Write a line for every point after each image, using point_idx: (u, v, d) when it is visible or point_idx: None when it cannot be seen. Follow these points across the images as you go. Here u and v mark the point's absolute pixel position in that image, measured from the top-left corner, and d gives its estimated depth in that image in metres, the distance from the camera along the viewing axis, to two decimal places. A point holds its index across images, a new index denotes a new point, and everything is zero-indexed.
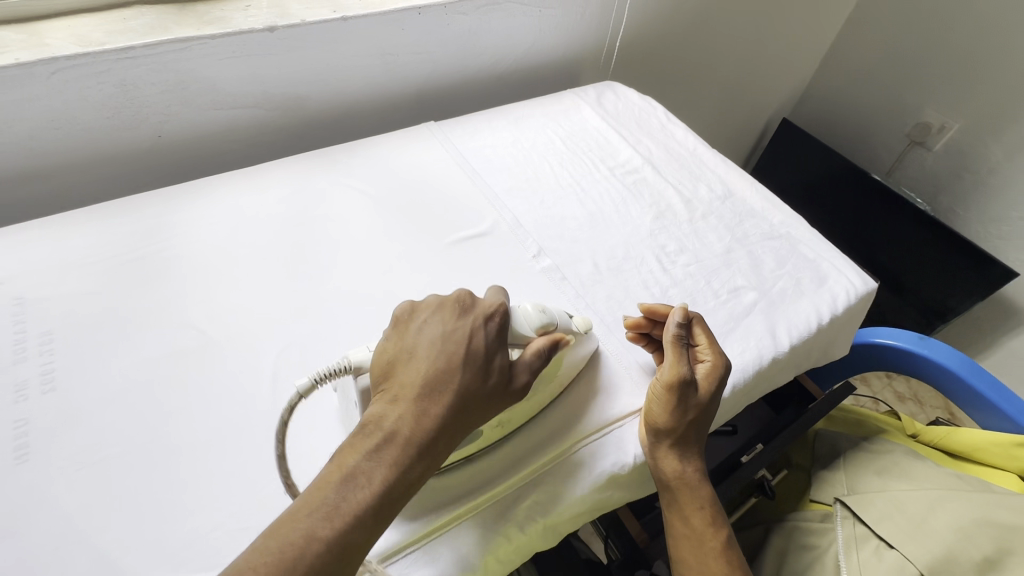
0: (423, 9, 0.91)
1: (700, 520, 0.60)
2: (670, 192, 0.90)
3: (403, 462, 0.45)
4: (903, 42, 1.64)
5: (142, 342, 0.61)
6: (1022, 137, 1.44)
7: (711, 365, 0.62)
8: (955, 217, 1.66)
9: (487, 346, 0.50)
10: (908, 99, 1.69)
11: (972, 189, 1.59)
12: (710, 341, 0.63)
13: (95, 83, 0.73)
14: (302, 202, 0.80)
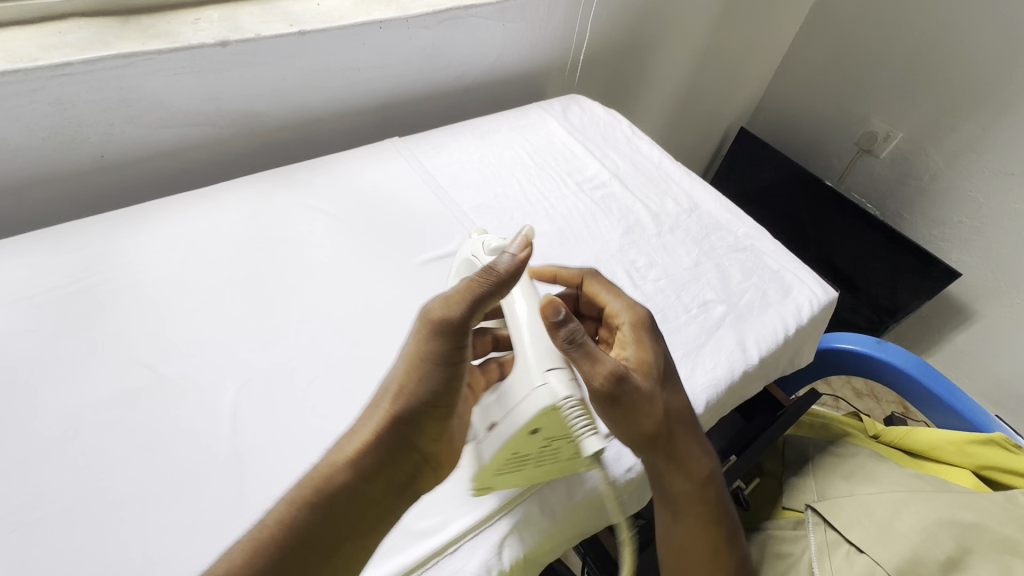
0: (385, 23, 0.89)
1: (698, 526, 0.60)
2: (637, 207, 0.91)
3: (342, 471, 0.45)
4: (850, 55, 1.72)
5: (86, 383, 0.57)
6: (961, 144, 1.53)
7: (630, 323, 0.62)
8: (901, 221, 1.74)
9: (428, 341, 0.48)
10: (855, 109, 1.77)
11: (917, 193, 1.67)
12: (613, 297, 0.64)
13: (27, 102, 0.67)
14: (261, 225, 0.76)
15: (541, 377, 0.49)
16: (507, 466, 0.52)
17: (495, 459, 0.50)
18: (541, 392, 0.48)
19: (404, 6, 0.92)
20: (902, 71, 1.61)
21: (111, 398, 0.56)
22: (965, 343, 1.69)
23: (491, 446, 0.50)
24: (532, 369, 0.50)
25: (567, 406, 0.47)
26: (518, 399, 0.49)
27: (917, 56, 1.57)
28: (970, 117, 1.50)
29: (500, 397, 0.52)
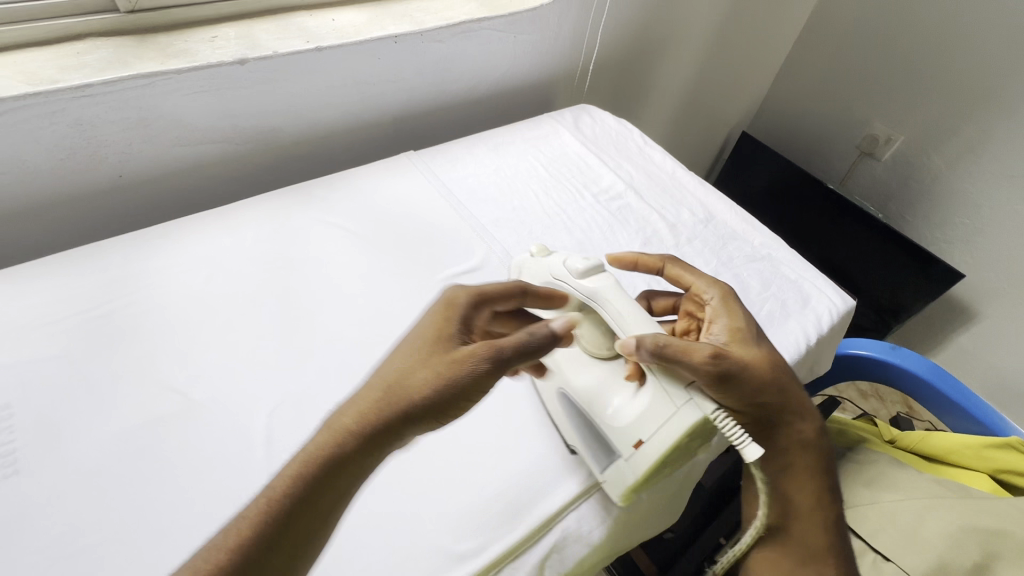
0: (400, 38, 0.89)
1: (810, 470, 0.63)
2: (654, 217, 0.91)
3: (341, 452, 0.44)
4: (851, 59, 1.74)
5: (117, 410, 0.56)
6: (962, 147, 1.55)
7: (718, 295, 0.65)
8: (903, 223, 1.76)
9: (453, 343, 0.50)
10: (856, 112, 1.79)
11: (919, 196, 1.69)
12: (693, 276, 0.69)
13: (46, 124, 0.67)
14: (282, 243, 0.76)
15: (683, 397, 0.51)
16: (654, 477, 0.54)
17: (646, 475, 0.53)
18: (690, 410, 0.50)
19: (418, 20, 0.92)
20: (903, 77, 1.63)
21: (144, 425, 0.55)
22: (968, 343, 1.70)
23: (644, 465, 0.52)
24: (671, 391, 0.52)
25: (720, 419, 0.49)
26: (665, 421, 0.51)
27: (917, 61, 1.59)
28: (971, 120, 1.52)
29: (641, 417, 0.53)
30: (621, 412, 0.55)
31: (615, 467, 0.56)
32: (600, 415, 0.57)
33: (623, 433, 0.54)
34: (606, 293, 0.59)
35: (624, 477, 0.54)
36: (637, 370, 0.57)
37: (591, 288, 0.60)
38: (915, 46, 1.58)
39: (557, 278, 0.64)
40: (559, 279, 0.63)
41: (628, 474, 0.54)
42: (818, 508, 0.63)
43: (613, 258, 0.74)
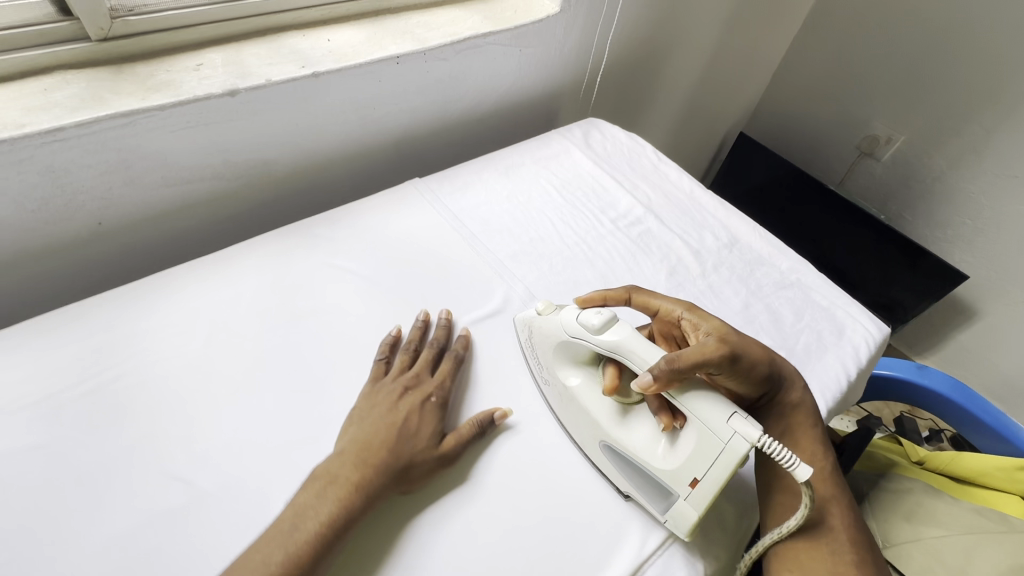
0: (402, 58, 0.82)
1: (809, 447, 0.63)
2: (677, 244, 0.87)
3: (350, 499, 0.50)
4: (851, 58, 1.71)
5: (113, 507, 0.50)
6: (964, 147, 1.53)
7: (686, 309, 0.67)
8: (903, 223, 1.74)
9: (418, 427, 0.57)
10: (855, 113, 1.77)
11: (919, 198, 1.67)
12: (656, 298, 0.69)
13: (13, 174, 0.59)
14: (286, 294, 0.69)
15: (727, 427, 0.51)
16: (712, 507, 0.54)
17: (707, 509, 0.52)
18: (738, 441, 0.50)
19: (421, 38, 0.86)
20: (902, 77, 1.61)
21: (146, 524, 0.49)
22: (969, 342, 1.69)
23: (704, 501, 0.52)
24: (714, 425, 0.51)
25: (768, 445, 0.48)
26: (717, 456, 0.51)
27: (918, 61, 1.56)
28: (971, 122, 1.50)
29: (691, 456, 0.53)
30: (670, 455, 0.55)
31: (673, 510, 0.54)
32: (649, 463, 0.55)
33: (676, 475, 0.53)
34: (628, 343, 0.56)
35: (685, 518, 0.53)
36: (668, 422, 0.57)
37: (613, 342, 0.57)
38: (915, 44, 1.55)
39: (575, 336, 0.61)
40: (576, 337, 0.61)
41: (690, 514, 0.53)
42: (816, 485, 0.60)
43: (578, 300, 0.69)
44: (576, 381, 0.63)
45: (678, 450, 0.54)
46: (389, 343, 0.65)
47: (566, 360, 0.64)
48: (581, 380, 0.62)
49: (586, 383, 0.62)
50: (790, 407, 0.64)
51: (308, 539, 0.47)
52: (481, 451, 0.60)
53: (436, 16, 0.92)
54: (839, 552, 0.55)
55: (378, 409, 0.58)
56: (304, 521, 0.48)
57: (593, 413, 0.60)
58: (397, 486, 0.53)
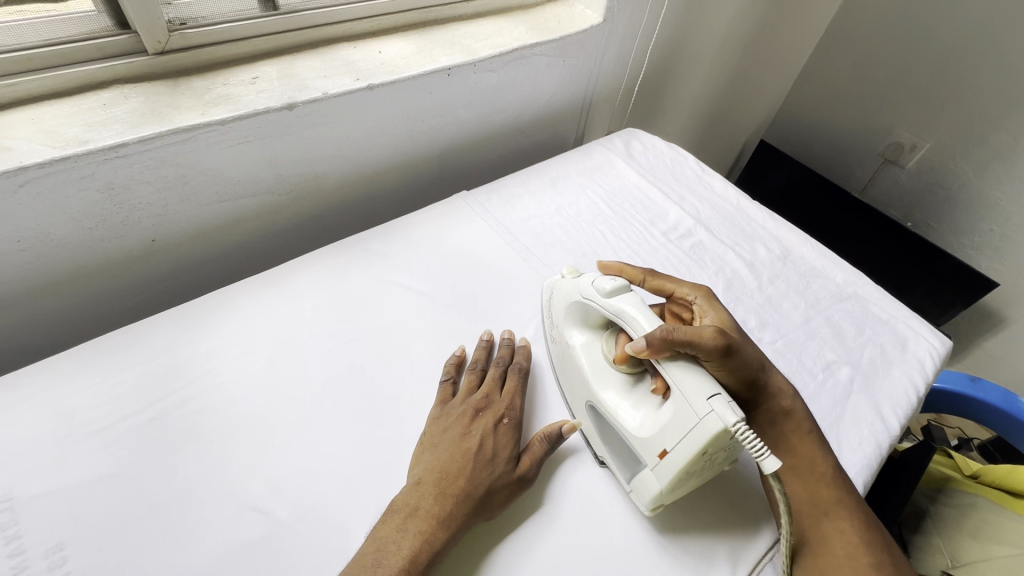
0: (453, 70, 0.81)
1: (806, 453, 0.58)
2: (731, 256, 0.86)
3: (437, 534, 0.47)
4: (873, 55, 1.51)
5: (188, 539, 0.48)
6: (994, 152, 1.33)
7: (702, 296, 0.66)
8: (928, 231, 1.54)
9: (495, 447, 0.54)
10: (877, 114, 1.56)
11: (945, 205, 1.47)
12: (677, 283, 0.68)
13: (74, 191, 0.57)
14: (347, 311, 0.68)
15: (706, 404, 0.47)
16: (680, 485, 0.50)
17: (671, 484, 0.49)
18: (711, 419, 0.46)
19: (469, 49, 0.85)
20: (929, 73, 1.41)
21: (227, 558, 0.47)
22: (998, 350, 1.46)
23: (668, 474, 0.49)
24: (693, 398, 0.48)
25: (742, 431, 0.44)
26: (688, 430, 0.47)
27: (940, 60, 1.37)
28: (1002, 125, 1.30)
29: (665, 426, 0.50)
30: (647, 422, 0.52)
31: (640, 477, 0.52)
32: (625, 426, 0.54)
33: (647, 444, 0.51)
34: (633, 310, 0.56)
35: (647, 488, 0.51)
36: (661, 385, 0.54)
37: (618, 306, 0.57)
38: (932, 39, 1.37)
39: (587, 298, 0.61)
40: (587, 299, 0.61)
41: (652, 484, 0.50)
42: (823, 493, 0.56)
43: (601, 266, 0.72)
44: (580, 339, 0.62)
45: (655, 420, 0.51)
46: (454, 362, 0.63)
47: (576, 320, 0.64)
48: (584, 340, 0.62)
49: (589, 343, 0.62)
50: (782, 415, 0.60)
51: (400, 571, 0.44)
52: (558, 472, 0.57)
53: (482, 26, 0.91)
54: (855, 556, 0.53)
55: (449, 434, 0.55)
56: (386, 557, 0.45)
57: (587, 369, 0.59)
58: (486, 510, 0.50)
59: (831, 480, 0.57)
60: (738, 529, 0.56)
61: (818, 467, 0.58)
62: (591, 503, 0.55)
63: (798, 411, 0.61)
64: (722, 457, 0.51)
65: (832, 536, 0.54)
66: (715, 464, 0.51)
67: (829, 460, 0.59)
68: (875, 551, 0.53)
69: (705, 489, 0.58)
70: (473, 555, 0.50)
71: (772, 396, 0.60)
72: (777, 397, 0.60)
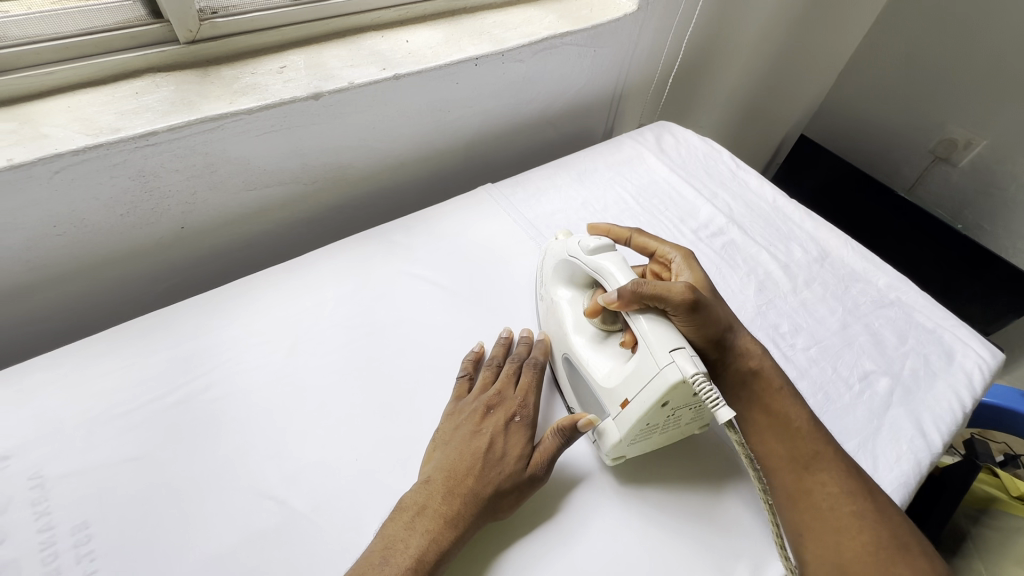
0: (481, 59, 0.79)
1: (781, 412, 0.57)
2: (764, 256, 0.82)
3: (446, 534, 0.47)
4: (926, 46, 1.42)
5: (206, 524, 0.48)
6: None
7: (680, 255, 0.65)
8: (981, 234, 1.45)
9: (506, 450, 0.52)
10: (930, 108, 1.47)
11: (1002, 207, 1.38)
12: (660, 242, 0.67)
13: (107, 178, 0.59)
14: (367, 303, 0.67)
15: (667, 355, 0.47)
16: (641, 437, 0.51)
17: (629, 433, 0.50)
18: (670, 370, 0.47)
19: (497, 38, 0.83)
20: (987, 65, 1.31)
21: (243, 544, 0.47)
22: None
23: (627, 422, 0.50)
24: (656, 349, 0.48)
25: (698, 382, 0.45)
26: (648, 381, 0.48)
27: (1001, 52, 1.28)
28: None
29: (628, 375, 0.51)
30: (612, 373, 0.53)
31: (602, 426, 0.53)
32: (591, 376, 0.55)
33: (610, 392, 0.52)
34: (612, 267, 0.56)
35: (608, 437, 0.52)
36: (630, 338, 0.55)
37: (598, 262, 0.58)
38: (993, 28, 1.28)
39: (572, 257, 0.61)
40: (573, 257, 0.61)
41: (611, 434, 0.52)
42: (801, 442, 0.55)
43: (588, 226, 0.71)
44: (565, 296, 0.63)
45: (620, 371, 0.52)
46: (472, 359, 0.61)
47: (563, 279, 0.64)
48: (569, 296, 0.63)
49: (574, 300, 0.62)
50: (750, 376, 0.58)
51: (407, 570, 0.44)
52: (574, 473, 0.56)
53: (512, 15, 0.89)
54: (838, 505, 0.52)
55: (460, 432, 0.54)
56: (394, 555, 0.45)
57: (568, 321, 0.60)
58: (495, 512, 0.50)
59: (809, 436, 0.55)
60: (762, 544, 0.53)
61: (793, 423, 0.56)
62: (606, 506, 0.54)
63: (767, 370, 0.59)
64: (687, 415, 0.52)
65: (814, 489, 0.53)
66: (681, 421, 0.52)
67: (804, 414, 0.57)
68: (858, 498, 0.52)
69: (727, 501, 0.56)
70: (485, 554, 0.50)
71: (740, 355, 0.58)
72: (744, 357, 0.58)
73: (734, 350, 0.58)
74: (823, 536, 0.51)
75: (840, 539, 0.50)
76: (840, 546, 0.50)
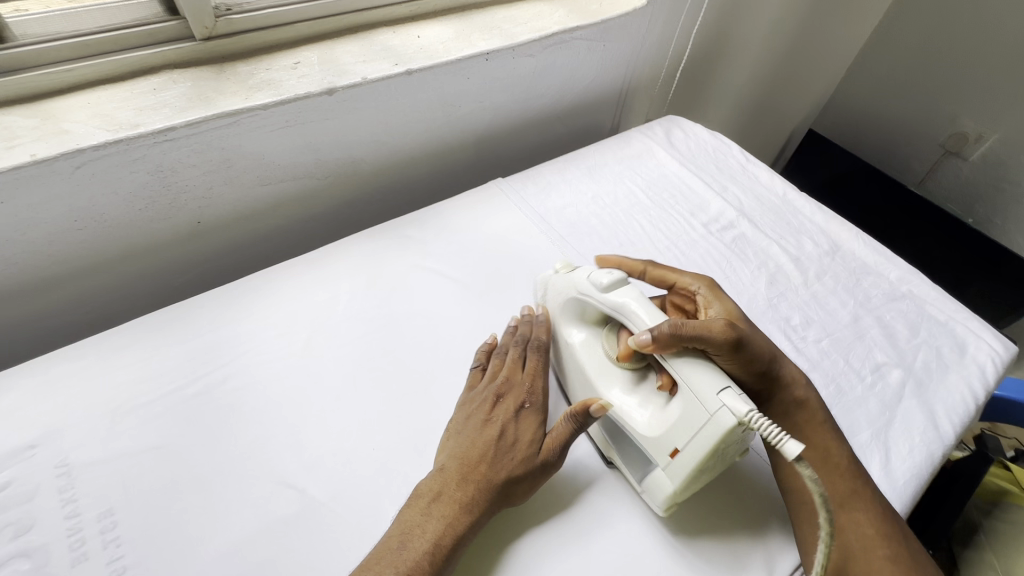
0: (491, 54, 0.79)
1: (821, 443, 0.55)
2: (776, 250, 0.82)
3: (462, 519, 0.48)
4: (937, 39, 1.40)
5: (226, 513, 0.49)
6: None
7: (705, 286, 0.62)
8: (993, 229, 1.44)
9: (516, 437, 0.53)
10: (940, 101, 1.46)
11: (1015, 201, 1.37)
12: (678, 273, 0.65)
13: (127, 173, 0.60)
14: (381, 297, 0.68)
15: (716, 399, 0.45)
16: (693, 484, 0.49)
17: (685, 483, 0.48)
18: (723, 415, 0.44)
19: (508, 32, 0.83)
20: (999, 58, 1.30)
21: (263, 531, 0.48)
22: None
23: (682, 473, 0.47)
24: (704, 394, 0.46)
25: (758, 421, 0.42)
26: (700, 427, 0.46)
27: (1013, 44, 1.27)
28: None
29: (675, 424, 0.48)
30: (655, 420, 0.50)
31: (651, 477, 0.50)
32: (632, 425, 0.52)
33: (657, 443, 0.49)
34: (633, 305, 0.54)
35: (661, 488, 0.49)
36: (667, 381, 0.52)
37: (618, 301, 0.55)
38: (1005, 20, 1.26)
39: (583, 294, 0.59)
40: (584, 295, 0.58)
41: (665, 484, 0.49)
42: (839, 478, 0.53)
43: (597, 260, 0.69)
44: (579, 338, 0.60)
45: (664, 417, 0.49)
46: (483, 350, 0.61)
47: (573, 317, 0.62)
48: (584, 338, 0.60)
49: (589, 340, 0.60)
50: (795, 406, 0.56)
51: (425, 555, 0.45)
52: (587, 465, 0.56)
53: (521, 10, 0.89)
54: (872, 548, 0.49)
55: (472, 420, 0.54)
56: (412, 540, 0.46)
57: (589, 368, 0.57)
58: (508, 498, 0.50)
59: (847, 472, 0.53)
60: (771, 531, 0.54)
61: (833, 457, 0.54)
62: (620, 497, 0.54)
63: (812, 402, 0.57)
64: (734, 454, 0.49)
65: (847, 528, 0.50)
66: (726, 461, 0.50)
67: (844, 450, 0.55)
68: (891, 542, 0.49)
69: (737, 490, 0.56)
70: (500, 543, 0.50)
71: (786, 386, 0.57)
72: (789, 388, 0.57)
73: (779, 382, 0.56)
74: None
75: None
76: None
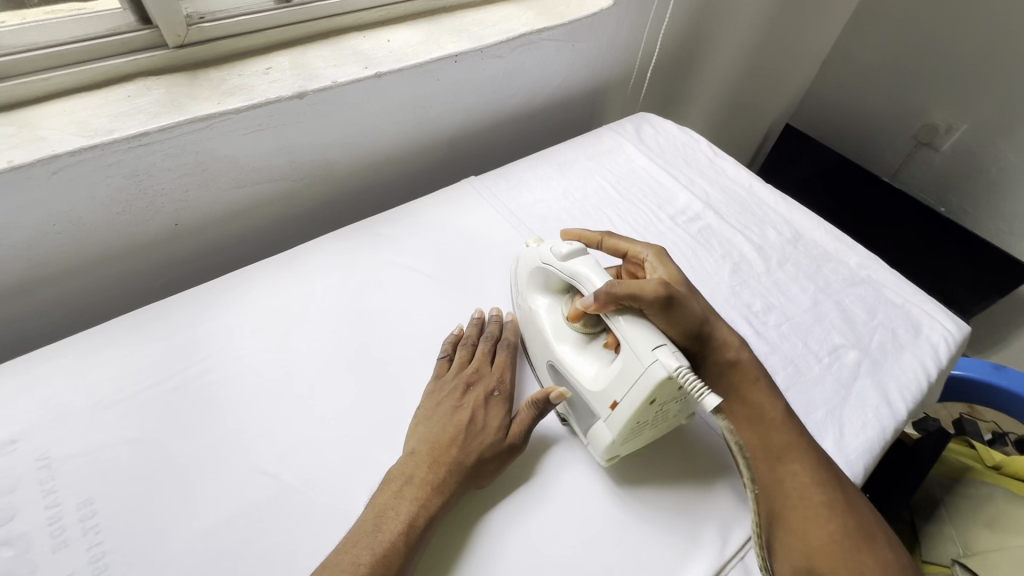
0: (460, 56, 0.82)
1: (758, 402, 0.58)
2: (740, 240, 0.85)
3: (434, 500, 0.50)
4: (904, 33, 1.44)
5: (202, 499, 0.51)
6: None
7: (653, 252, 0.67)
8: (965, 217, 1.48)
9: (484, 422, 0.55)
10: (910, 93, 1.49)
11: (985, 189, 1.40)
12: (632, 242, 0.69)
13: (103, 178, 0.62)
14: (354, 293, 0.70)
15: (651, 354, 0.49)
16: (632, 436, 0.53)
17: (623, 433, 0.51)
18: (656, 367, 0.48)
19: (476, 35, 0.86)
20: (964, 50, 1.34)
21: (238, 515, 0.51)
22: None
23: (620, 423, 0.51)
24: (640, 349, 0.50)
25: (685, 376, 0.47)
26: (636, 379, 0.50)
27: (976, 37, 1.30)
28: None
29: (615, 378, 0.52)
30: (599, 376, 0.54)
31: (594, 430, 0.54)
32: (580, 381, 0.56)
33: (599, 397, 0.53)
34: (585, 271, 0.58)
35: (602, 440, 0.53)
36: (613, 340, 0.57)
37: (573, 268, 0.59)
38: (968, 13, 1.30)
39: (546, 263, 0.62)
40: (547, 264, 0.62)
41: (605, 436, 0.53)
42: (776, 432, 0.56)
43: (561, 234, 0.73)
44: (542, 304, 0.64)
45: (606, 373, 0.54)
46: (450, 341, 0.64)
47: (538, 286, 0.65)
48: (546, 304, 0.63)
49: (551, 306, 0.63)
50: (727, 367, 0.60)
51: (399, 534, 0.47)
52: (551, 446, 0.59)
53: (490, 13, 0.92)
54: (808, 494, 0.53)
55: (443, 407, 0.57)
56: (386, 522, 0.48)
57: (548, 331, 0.61)
58: (477, 480, 0.53)
59: (782, 425, 0.57)
60: (729, 507, 0.56)
61: (767, 413, 0.58)
62: (583, 475, 0.57)
63: (745, 360, 0.61)
64: (673, 411, 0.54)
65: (785, 479, 0.54)
66: (667, 419, 0.54)
67: (778, 404, 0.59)
68: (827, 489, 0.53)
69: (697, 469, 0.58)
70: (467, 521, 0.52)
71: (718, 346, 0.61)
72: (721, 349, 0.61)
73: (713, 342, 0.60)
74: (795, 525, 0.52)
75: (812, 529, 0.51)
76: (808, 532, 0.51)
